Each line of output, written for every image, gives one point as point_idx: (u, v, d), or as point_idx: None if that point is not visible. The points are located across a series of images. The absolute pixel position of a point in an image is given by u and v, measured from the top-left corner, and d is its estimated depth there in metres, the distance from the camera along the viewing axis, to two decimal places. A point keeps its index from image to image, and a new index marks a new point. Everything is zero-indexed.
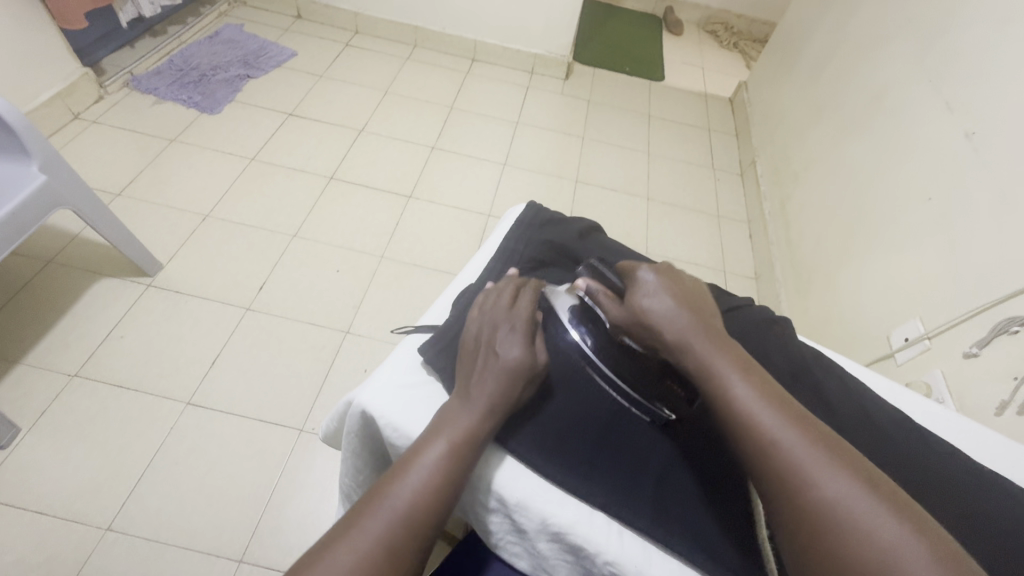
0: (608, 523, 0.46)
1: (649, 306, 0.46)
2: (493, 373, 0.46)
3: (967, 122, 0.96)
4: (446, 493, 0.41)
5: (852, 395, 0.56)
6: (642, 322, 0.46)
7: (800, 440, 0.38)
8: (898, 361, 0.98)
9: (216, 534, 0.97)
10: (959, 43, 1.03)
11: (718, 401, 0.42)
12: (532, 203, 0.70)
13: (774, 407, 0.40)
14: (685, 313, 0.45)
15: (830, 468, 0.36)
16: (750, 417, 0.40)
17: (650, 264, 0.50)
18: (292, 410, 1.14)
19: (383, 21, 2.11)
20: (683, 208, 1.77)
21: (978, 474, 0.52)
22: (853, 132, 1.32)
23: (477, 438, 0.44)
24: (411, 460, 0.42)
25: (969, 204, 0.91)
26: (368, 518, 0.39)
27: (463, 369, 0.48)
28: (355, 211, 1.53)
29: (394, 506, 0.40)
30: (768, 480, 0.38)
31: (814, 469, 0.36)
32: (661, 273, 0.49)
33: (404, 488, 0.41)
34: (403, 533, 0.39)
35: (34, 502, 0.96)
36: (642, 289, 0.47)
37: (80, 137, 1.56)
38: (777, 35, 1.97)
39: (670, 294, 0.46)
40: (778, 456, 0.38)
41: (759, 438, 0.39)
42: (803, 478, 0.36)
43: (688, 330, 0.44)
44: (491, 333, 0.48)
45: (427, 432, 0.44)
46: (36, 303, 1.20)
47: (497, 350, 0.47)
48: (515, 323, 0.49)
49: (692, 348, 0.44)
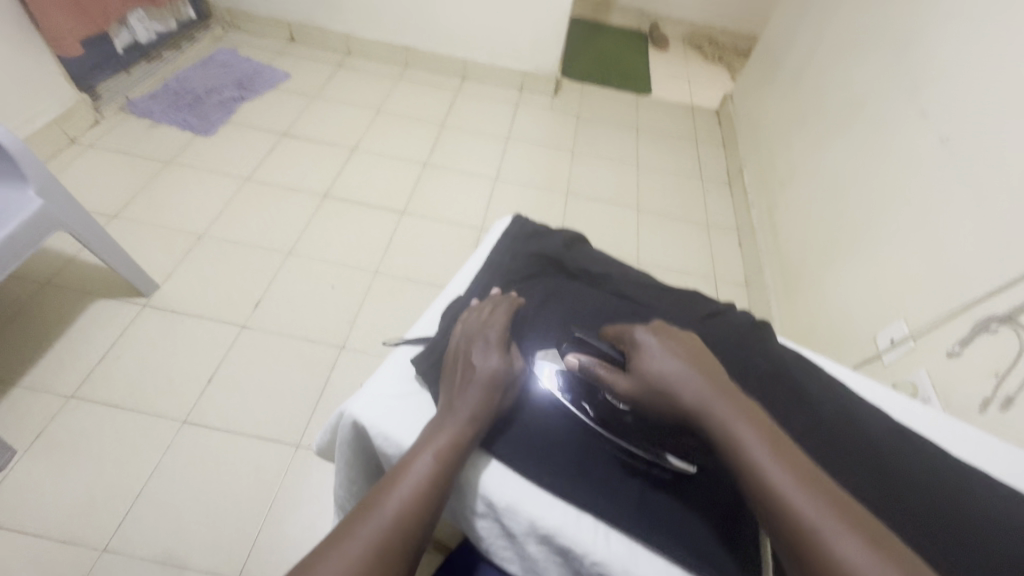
0: (595, 524, 0.47)
1: (663, 372, 0.46)
2: (482, 382, 0.49)
3: (942, 128, 0.99)
4: (440, 493, 0.43)
5: (832, 396, 0.58)
6: (655, 388, 0.46)
7: (841, 530, 0.36)
8: (885, 362, 0.99)
9: (212, 553, 0.97)
10: (932, 53, 1.07)
11: (747, 474, 0.40)
12: (517, 216, 0.72)
13: (813, 490, 0.39)
14: (702, 378, 0.45)
15: (870, 557, 0.35)
16: (789, 503, 0.38)
17: (639, 329, 0.50)
18: (288, 426, 1.14)
19: (374, 42, 2.16)
20: (672, 218, 1.80)
21: (955, 468, 0.53)
22: (834, 140, 1.36)
23: (465, 444, 0.46)
24: (403, 469, 0.43)
25: (946, 207, 0.94)
26: (367, 520, 0.40)
27: (453, 378, 0.50)
28: (348, 227, 1.55)
29: (391, 512, 0.41)
30: (808, 566, 0.36)
31: (860, 565, 0.35)
32: (658, 338, 0.49)
33: (400, 495, 0.42)
34: (397, 535, 0.40)
35: (29, 524, 0.96)
36: (649, 354, 0.47)
37: (77, 161, 1.58)
38: (759, 48, 2.02)
39: (678, 357, 0.47)
40: (819, 548, 0.36)
41: (793, 521, 0.38)
42: (850, 573, 0.35)
43: (706, 396, 0.44)
44: (468, 344, 0.52)
45: (418, 440, 0.46)
46: (31, 326, 1.21)
47: (477, 360, 0.50)
48: (491, 335, 0.52)
49: (714, 414, 0.43)
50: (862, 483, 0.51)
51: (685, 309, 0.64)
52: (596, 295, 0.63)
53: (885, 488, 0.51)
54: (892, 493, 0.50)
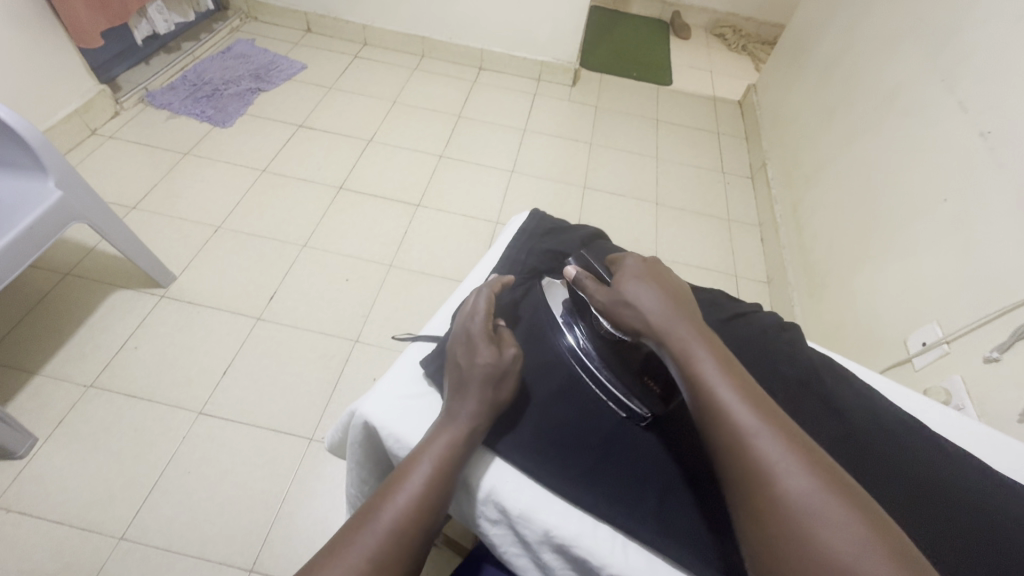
0: (613, 536, 0.46)
1: (635, 295, 0.47)
2: (479, 377, 0.47)
3: (982, 120, 0.94)
4: (437, 502, 0.41)
5: (865, 405, 0.54)
6: (625, 308, 0.47)
7: (769, 434, 0.38)
8: (915, 366, 0.95)
9: (226, 544, 0.97)
10: (973, 43, 1.01)
11: (694, 385, 0.42)
12: (534, 212, 0.69)
13: (748, 399, 0.40)
14: (669, 302, 0.46)
15: (800, 465, 0.36)
16: (725, 409, 0.39)
17: (630, 255, 0.53)
18: (302, 419, 1.14)
19: (391, 33, 2.14)
20: (692, 212, 1.75)
21: (997, 485, 0.50)
22: (865, 133, 1.30)
23: (464, 447, 0.45)
24: (398, 481, 0.41)
25: (986, 205, 0.89)
26: (362, 531, 0.39)
27: (453, 378, 0.48)
28: (363, 220, 1.54)
29: (385, 523, 0.39)
30: (738, 469, 0.38)
31: (781, 464, 0.36)
32: (643, 263, 0.51)
33: (396, 505, 0.40)
34: (393, 544, 0.38)
35: (49, 511, 0.97)
36: (628, 276, 0.49)
37: (97, 152, 1.60)
38: (785, 36, 1.95)
39: (652, 284, 0.48)
40: (745, 448, 0.38)
41: (731, 428, 0.39)
42: (770, 471, 0.36)
43: (670, 318, 0.45)
44: (456, 342, 0.50)
45: (415, 449, 0.44)
46: (52, 315, 1.23)
47: (472, 354, 0.48)
48: (474, 329, 0.50)
49: (673, 332, 0.44)
50: (895, 500, 0.48)
51: (708, 311, 0.61)
52: None
53: (918, 505, 0.48)
54: (926, 510, 0.48)
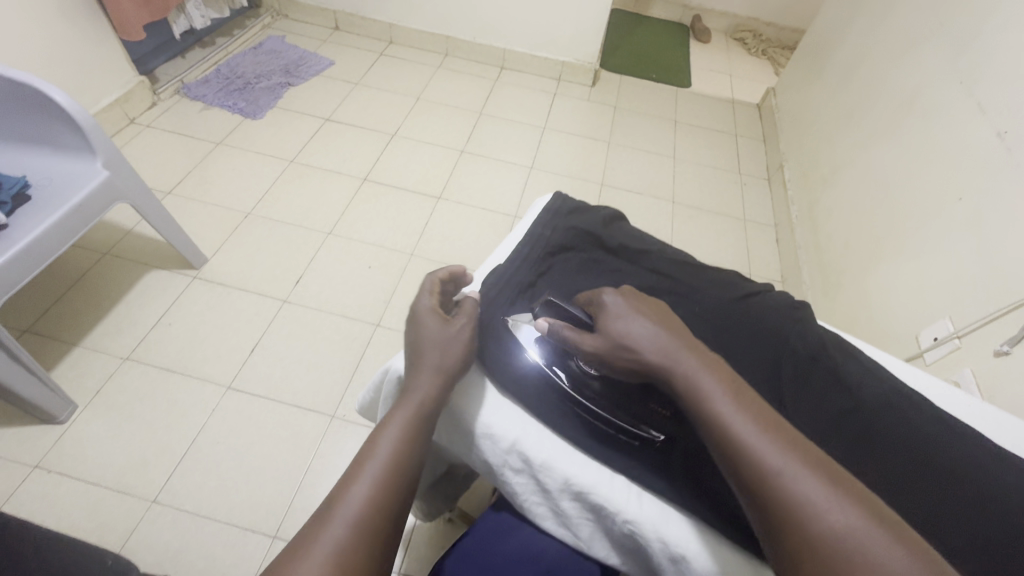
0: (628, 486, 0.50)
1: (628, 333, 0.49)
2: (429, 347, 0.51)
3: (999, 121, 0.95)
4: (408, 460, 0.45)
5: (872, 378, 0.57)
6: (623, 349, 0.48)
7: (803, 473, 0.39)
8: (926, 360, 0.97)
9: (252, 511, 1.02)
10: (992, 45, 1.02)
11: (712, 423, 0.43)
12: (558, 193, 0.72)
13: (775, 437, 0.41)
14: (662, 337, 0.48)
15: (835, 498, 0.37)
16: (751, 448, 0.40)
17: (604, 290, 0.53)
18: (325, 397, 1.19)
19: (416, 31, 2.19)
20: (707, 211, 1.78)
21: (997, 456, 0.52)
22: (883, 134, 1.32)
23: (422, 426, 0.47)
24: (360, 467, 0.44)
25: (1000, 204, 0.91)
26: (343, 501, 0.42)
27: (407, 355, 0.52)
28: (386, 211, 1.59)
29: (361, 492, 0.42)
30: (770, 509, 0.38)
31: (813, 498, 0.37)
32: (623, 298, 0.52)
33: (369, 475, 0.43)
34: (374, 511, 0.42)
35: (88, 473, 1.03)
36: (614, 317, 0.50)
37: (136, 140, 1.67)
38: (806, 40, 1.96)
39: (643, 318, 0.50)
40: (778, 488, 0.38)
41: (758, 467, 0.40)
42: (807, 510, 0.37)
43: (671, 353, 0.47)
44: (409, 322, 0.54)
45: (372, 435, 0.46)
46: (91, 292, 1.29)
47: (419, 329, 0.52)
48: (426, 306, 0.54)
49: (679, 367, 0.46)
50: (894, 466, 0.51)
51: (722, 289, 0.64)
52: (636, 271, 0.65)
53: (917, 471, 0.51)
54: (924, 477, 0.50)
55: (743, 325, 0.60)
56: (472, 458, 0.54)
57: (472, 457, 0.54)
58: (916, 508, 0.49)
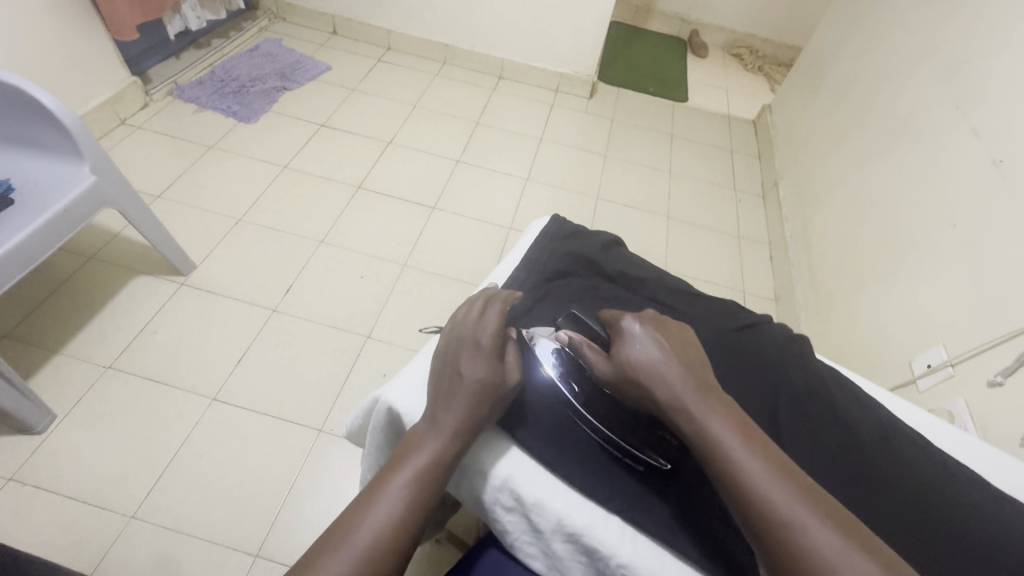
0: (622, 527, 0.48)
1: (641, 364, 0.47)
2: (470, 389, 0.48)
3: (994, 149, 0.96)
4: (431, 496, 0.43)
5: (869, 416, 0.56)
6: (633, 376, 0.47)
7: (812, 519, 0.37)
8: (920, 387, 0.97)
9: (234, 528, 1.00)
10: (987, 72, 1.04)
11: (720, 468, 0.41)
12: (556, 216, 0.72)
13: (784, 479, 0.40)
14: (676, 371, 0.46)
15: (845, 550, 0.36)
16: (758, 491, 0.39)
17: (631, 317, 0.51)
18: (312, 410, 1.16)
19: (414, 38, 2.18)
20: (702, 227, 1.78)
21: (998, 502, 0.51)
22: (878, 155, 1.32)
23: (448, 459, 0.45)
24: (374, 497, 0.42)
25: (994, 232, 0.91)
26: (349, 536, 0.39)
27: (444, 385, 0.49)
28: (380, 220, 1.58)
29: (370, 530, 0.40)
30: (782, 560, 0.37)
31: (825, 549, 0.36)
32: (649, 325, 0.50)
33: (380, 513, 0.41)
34: (388, 543, 0.40)
35: (64, 486, 1.00)
36: (632, 342, 0.49)
37: (126, 141, 1.65)
38: (802, 59, 1.98)
39: (660, 348, 0.48)
40: (788, 538, 0.37)
41: (768, 515, 0.38)
42: (818, 561, 0.35)
43: (679, 388, 0.45)
44: (456, 349, 0.51)
45: (392, 461, 0.45)
46: (75, 297, 1.26)
47: (466, 366, 0.49)
48: (482, 340, 0.51)
49: (684, 406, 0.44)
50: (893, 509, 0.50)
51: (722, 319, 0.63)
52: (635, 300, 0.64)
53: (912, 514, 0.50)
54: (923, 521, 0.49)
55: (737, 357, 0.60)
56: (461, 494, 0.53)
57: (463, 493, 0.53)
58: (914, 554, 0.48)
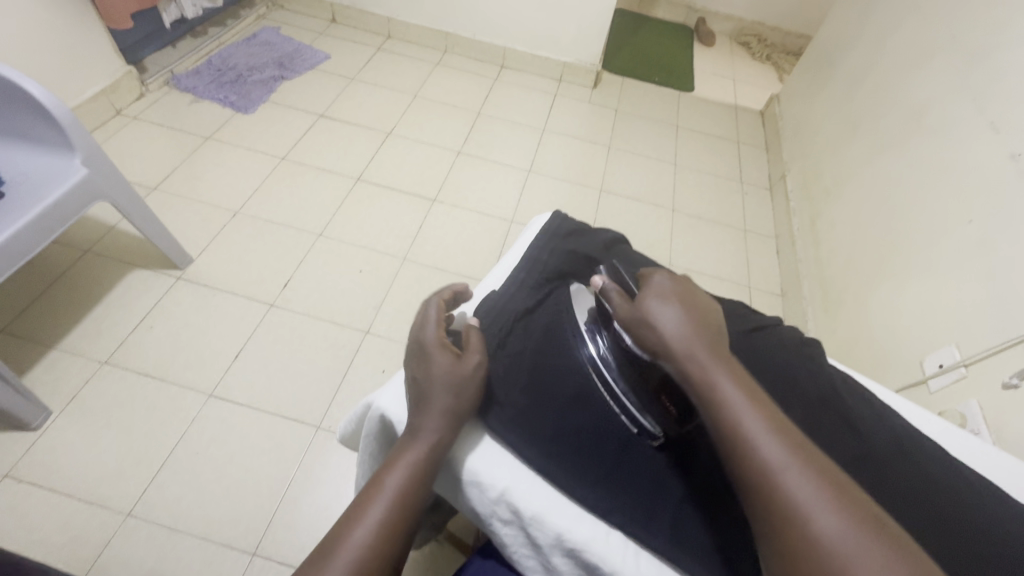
0: (625, 543, 0.47)
1: (657, 315, 0.44)
2: (437, 387, 0.46)
3: (1013, 143, 0.92)
4: (413, 508, 0.42)
5: (884, 425, 0.54)
6: (645, 326, 0.44)
7: (804, 474, 0.36)
8: (931, 388, 0.94)
9: (232, 526, 0.99)
10: (1007, 62, 1.00)
11: (718, 414, 0.39)
12: (557, 212, 0.69)
13: (781, 434, 0.38)
14: (690, 325, 0.43)
15: (831, 506, 0.34)
16: (753, 441, 0.37)
17: (662, 270, 0.49)
18: (310, 407, 1.15)
19: (415, 27, 2.14)
20: (708, 221, 1.74)
21: (1018, 517, 0.49)
22: (891, 147, 1.29)
23: (430, 467, 0.44)
24: (355, 517, 0.40)
25: (1013, 230, 0.88)
26: (329, 558, 0.37)
27: (411, 389, 0.47)
28: (380, 213, 1.55)
29: (349, 552, 0.38)
30: (763, 507, 0.36)
31: (811, 503, 0.34)
32: (674, 280, 0.47)
33: (359, 535, 0.39)
34: (371, 561, 0.38)
35: (60, 483, 0.99)
36: (653, 292, 0.46)
37: (121, 132, 1.62)
38: (811, 47, 1.93)
39: (677, 302, 0.45)
40: (775, 487, 0.36)
41: (757, 464, 0.37)
42: (799, 511, 0.34)
43: (690, 340, 0.42)
44: (409, 355, 0.48)
45: (372, 479, 0.42)
46: (70, 291, 1.24)
47: (427, 364, 0.47)
48: (427, 338, 0.48)
49: (693, 355, 0.42)
50: (911, 523, 0.48)
51: (731, 321, 0.61)
52: None
53: (931, 529, 0.47)
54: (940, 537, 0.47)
55: (749, 363, 0.57)
56: (459, 504, 0.51)
57: (460, 505, 0.51)
58: None
